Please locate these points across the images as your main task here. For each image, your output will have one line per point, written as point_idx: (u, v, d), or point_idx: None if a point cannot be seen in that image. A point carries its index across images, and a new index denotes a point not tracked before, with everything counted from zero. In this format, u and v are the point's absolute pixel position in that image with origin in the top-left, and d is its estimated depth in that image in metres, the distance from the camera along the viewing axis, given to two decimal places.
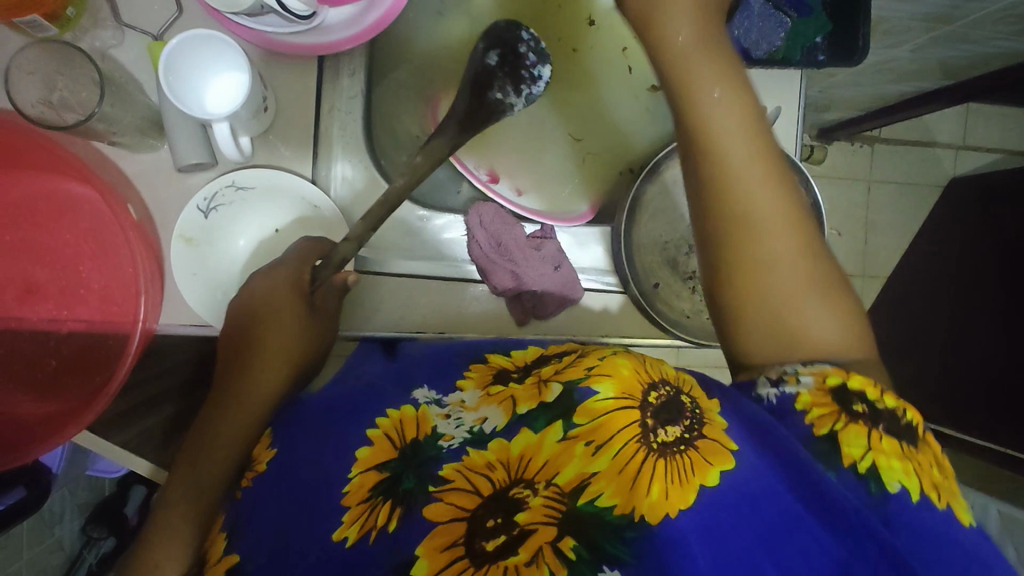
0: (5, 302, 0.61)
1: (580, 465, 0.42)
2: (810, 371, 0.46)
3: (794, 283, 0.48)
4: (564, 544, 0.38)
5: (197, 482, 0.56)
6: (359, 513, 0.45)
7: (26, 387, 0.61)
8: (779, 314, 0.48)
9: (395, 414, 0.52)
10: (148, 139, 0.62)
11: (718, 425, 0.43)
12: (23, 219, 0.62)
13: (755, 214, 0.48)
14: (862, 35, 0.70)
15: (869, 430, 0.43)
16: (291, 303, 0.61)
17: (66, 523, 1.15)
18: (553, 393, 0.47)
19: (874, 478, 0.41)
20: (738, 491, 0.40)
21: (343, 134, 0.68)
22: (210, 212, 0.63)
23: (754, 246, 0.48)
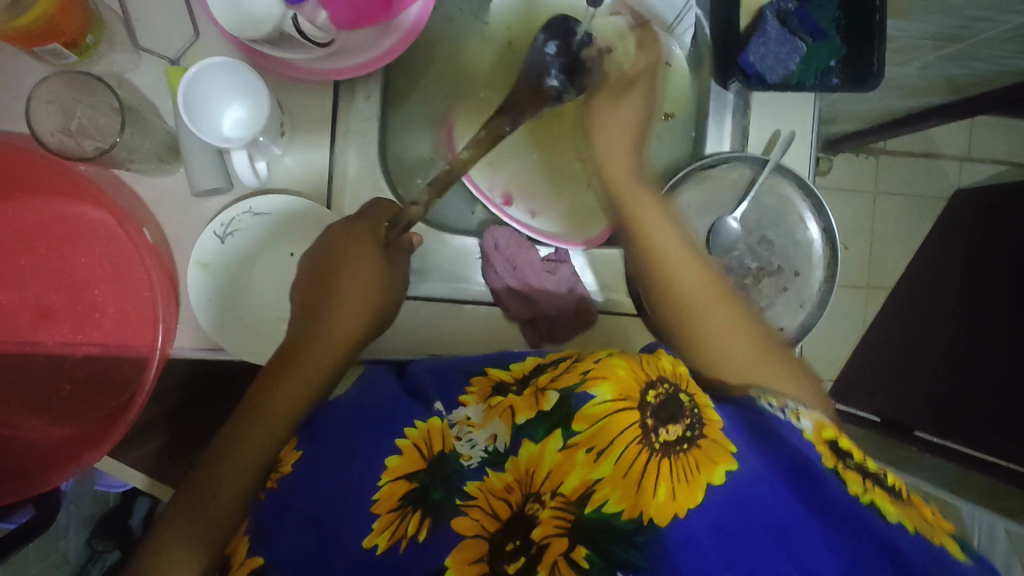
0: (20, 326, 0.61)
1: (583, 473, 0.42)
2: (809, 417, 0.51)
3: (748, 348, 0.57)
4: (577, 554, 0.40)
5: (235, 460, 0.54)
6: (389, 521, 0.46)
7: (41, 410, 0.62)
8: (748, 371, 0.56)
9: (424, 424, 0.51)
10: (164, 164, 0.62)
11: (715, 425, 0.46)
12: (40, 244, 0.62)
13: (697, 292, 0.60)
14: (877, 61, 0.69)
15: (863, 480, 0.45)
16: (366, 259, 0.61)
17: (71, 537, 1.15)
18: (551, 401, 0.46)
19: (876, 509, 0.43)
20: (744, 489, 0.42)
21: (360, 157, 0.67)
22: (227, 238, 0.62)
23: (705, 315, 0.59)
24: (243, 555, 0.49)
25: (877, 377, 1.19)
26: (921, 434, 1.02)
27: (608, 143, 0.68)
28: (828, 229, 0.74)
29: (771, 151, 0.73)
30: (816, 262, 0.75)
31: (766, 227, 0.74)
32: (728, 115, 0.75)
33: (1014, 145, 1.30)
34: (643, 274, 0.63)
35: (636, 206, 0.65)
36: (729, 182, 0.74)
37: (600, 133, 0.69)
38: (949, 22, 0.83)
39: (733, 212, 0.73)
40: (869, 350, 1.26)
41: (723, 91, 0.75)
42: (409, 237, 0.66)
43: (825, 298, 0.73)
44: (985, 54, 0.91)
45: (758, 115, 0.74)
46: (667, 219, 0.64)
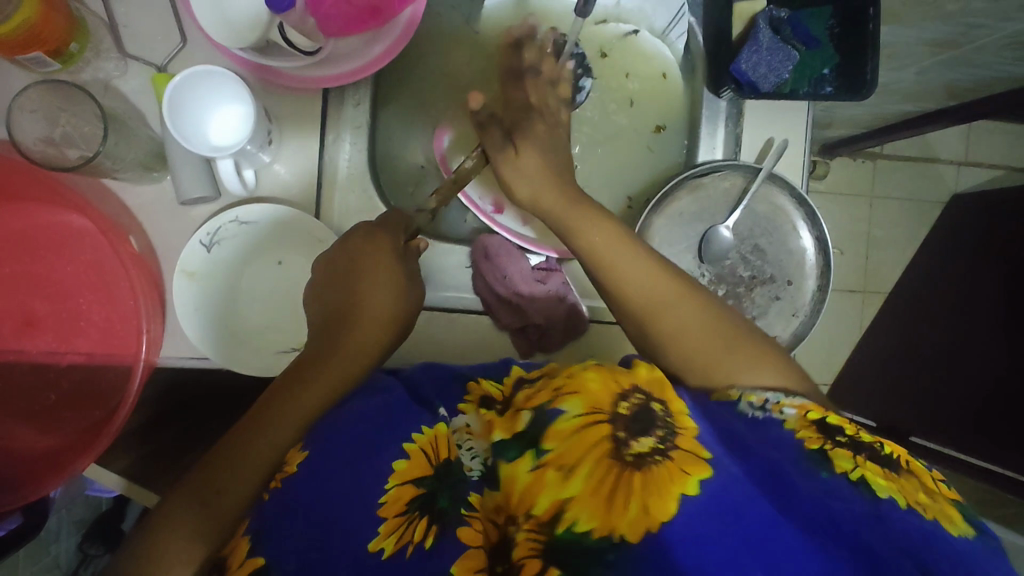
0: (6, 334, 0.61)
1: (553, 491, 0.42)
2: (792, 403, 0.47)
3: (708, 348, 0.52)
4: (549, 574, 0.39)
5: (242, 463, 0.49)
6: (397, 525, 0.44)
7: (26, 420, 0.61)
8: (708, 362, 0.51)
9: (431, 432, 0.50)
10: (151, 172, 0.61)
11: (690, 432, 0.44)
12: (26, 252, 0.61)
13: (643, 288, 0.56)
14: (871, 69, 0.68)
15: (856, 454, 0.43)
16: (386, 268, 0.61)
17: (63, 541, 1.14)
18: (524, 422, 0.47)
19: (866, 487, 0.40)
20: (716, 498, 0.40)
21: (350, 166, 0.67)
22: (213, 247, 0.61)
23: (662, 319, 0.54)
24: (242, 556, 0.44)
25: (872, 381, 1.19)
26: (916, 439, 1.02)
27: (528, 168, 0.63)
28: (820, 239, 0.73)
29: (766, 159, 0.72)
30: (809, 271, 0.74)
31: (758, 236, 0.74)
32: (721, 123, 0.74)
33: (1012, 149, 1.30)
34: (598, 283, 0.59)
35: (578, 226, 0.59)
36: (723, 190, 0.74)
37: (520, 176, 0.63)
38: (944, 29, 0.82)
39: (725, 221, 0.73)
40: (865, 355, 1.26)
41: (716, 99, 0.74)
42: (416, 242, 0.64)
43: (817, 308, 0.73)
44: (981, 60, 0.91)
45: (751, 124, 0.73)
46: (629, 249, 0.57)
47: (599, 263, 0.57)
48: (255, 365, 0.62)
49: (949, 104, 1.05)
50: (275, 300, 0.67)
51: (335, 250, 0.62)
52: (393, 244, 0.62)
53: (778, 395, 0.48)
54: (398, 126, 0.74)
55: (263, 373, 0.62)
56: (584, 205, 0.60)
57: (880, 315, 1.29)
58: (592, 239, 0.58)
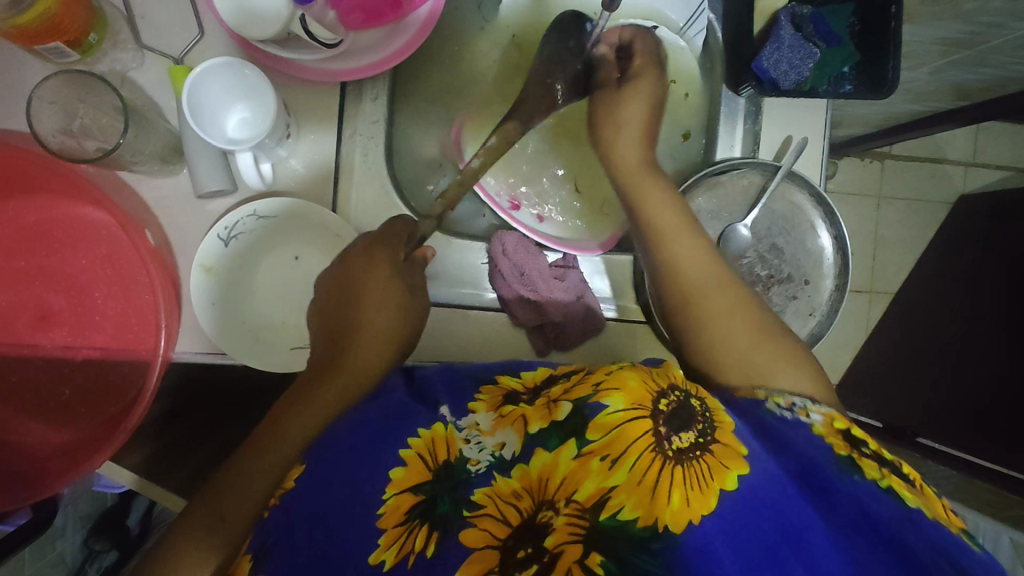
0: (19, 328, 0.60)
1: (597, 481, 0.41)
2: (818, 410, 0.47)
3: (753, 342, 0.52)
4: (592, 561, 0.37)
5: (245, 479, 0.51)
6: (397, 536, 0.42)
7: (38, 414, 0.61)
8: (743, 355, 0.52)
9: (428, 432, 0.48)
10: (167, 165, 0.61)
11: (727, 428, 0.44)
12: (40, 244, 0.61)
13: (699, 268, 0.56)
14: (891, 68, 0.67)
15: (879, 466, 0.43)
16: (388, 284, 0.59)
17: (68, 536, 1.14)
18: (564, 411, 0.45)
19: (896, 494, 0.40)
20: (755, 494, 0.40)
21: (365, 160, 0.65)
22: (231, 241, 0.61)
23: (709, 298, 0.55)
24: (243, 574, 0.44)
25: (879, 381, 1.18)
26: (924, 441, 1.01)
27: (627, 119, 0.66)
28: (839, 238, 0.73)
29: (783, 158, 0.72)
30: (825, 270, 0.73)
31: (776, 234, 0.74)
32: (739, 121, 0.74)
33: (1019, 150, 1.29)
34: (648, 259, 0.59)
35: (642, 192, 0.62)
36: (740, 188, 0.73)
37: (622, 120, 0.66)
38: (961, 28, 0.81)
39: (743, 219, 0.72)
40: (871, 355, 1.25)
41: (734, 97, 0.74)
42: (421, 251, 0.64)
43: (835, 307, 0.72)
44: (996, 61, 0.90)
45: (770, 121, 0.72)
46: (690, 232, 0.58)
47: (661, 240, 0.58)
48: (272, 362, 0.62)
49: (959, 104, 1.04)
50: (287, 294, 0.66)
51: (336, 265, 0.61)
52: (393, 257, 0.60)
53: (806, 401, 0.48)
54: (413, 122, 0.73)
55: (282, 370, 0.62)
56: (653, 179, 0.63)
57: (887, 316, 1.28)
58: (659, 211, 0.60)
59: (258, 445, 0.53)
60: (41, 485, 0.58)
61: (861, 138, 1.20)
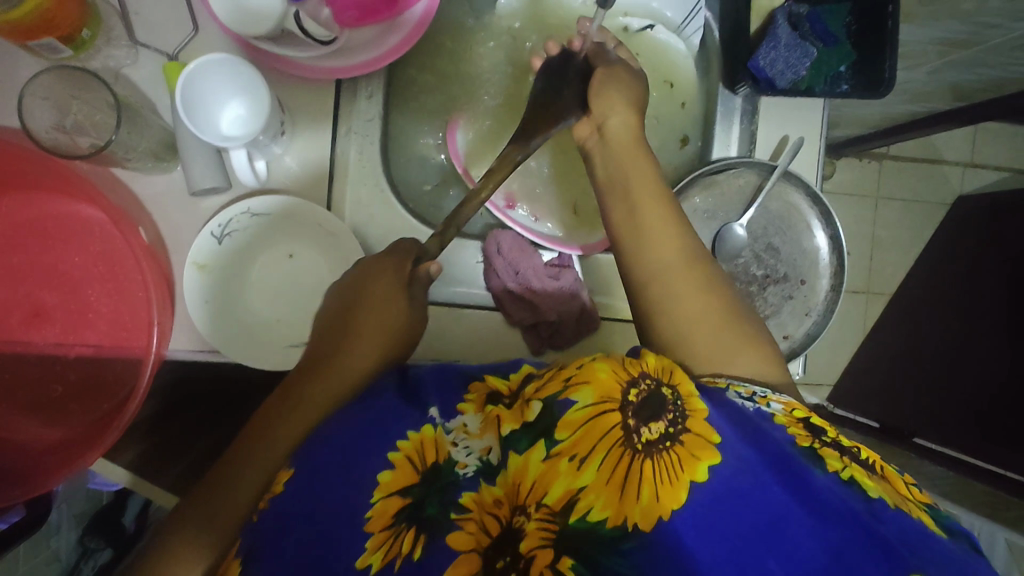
0: (12, 325, 0.60)
1: (567, 481, 0.41)
2: (779, 400, 0.48)
3: (706, 326, 0.54)
4: (562, 565, 0.37)
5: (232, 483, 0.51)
6: (383, 540, 0.42)
7: (32, 411, 0.61)
8: (700, 341, 0.53)
9: (416, 435, 0.48)
10: (161, 162, 0.60)
11: (700, 415, 0.43)
12: (33, 240, 0.61)
13: (666, 253, 0.57)
14: (888, 66, 0.68)
15: (839, 454, 0.43)
16: (390, 290, 0.59)
17: (63, 534, 1.13)
18: (534, 411, 0.45)
19: (857, 486, 0.40)
20: (726, 486, 0.39)
21: (361, 158, 0.65)
22: (225, 238, 0.61)
23: (667, 284, 0.56)
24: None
25: (875, 381, 1.18)
26: (920, 441, 1.00)
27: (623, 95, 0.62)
28: (835, 238, 0.73)
29: (779, 157, 0.72)
30: (821, 270, 0.74)
31: (772, 234, 0.74)
32: (736, 120, 0.74)
33: (1015, 151, 1.30)
34: (619, 228, 0.60)
35: (629, 162, 0.61)
36: (737, 188, 0.73)
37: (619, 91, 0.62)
38: (958, 28, 0.81)
39: (739, 219, 0.72)
40: (867, 355, 1.25)
41: (731, 96, 0.74)
42: (426, 266, 0.60)
43: (830, 307, 0.73)
44: (993, 62, 0.89)
45: (766, 121, 0.73)
46: (667, 208, 0.59)
47: (637, 211, 0.59)
48: (263, 360, 0.61)
49: (958, 105, 1.03)
50: (281, 292, 0.66)
51: (352, 275, 0.61)
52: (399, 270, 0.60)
53: (764, 390, 0.50)
54: (407, 120, 0.73)
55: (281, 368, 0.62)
56: (636, 155, 0.61)
57: (883, 316, 1.28)
58: (637, 182, 0.60)
59: (241, 445, 0.53)
60: (33, 483, 0.58)
61: (858, 138, 1.20)
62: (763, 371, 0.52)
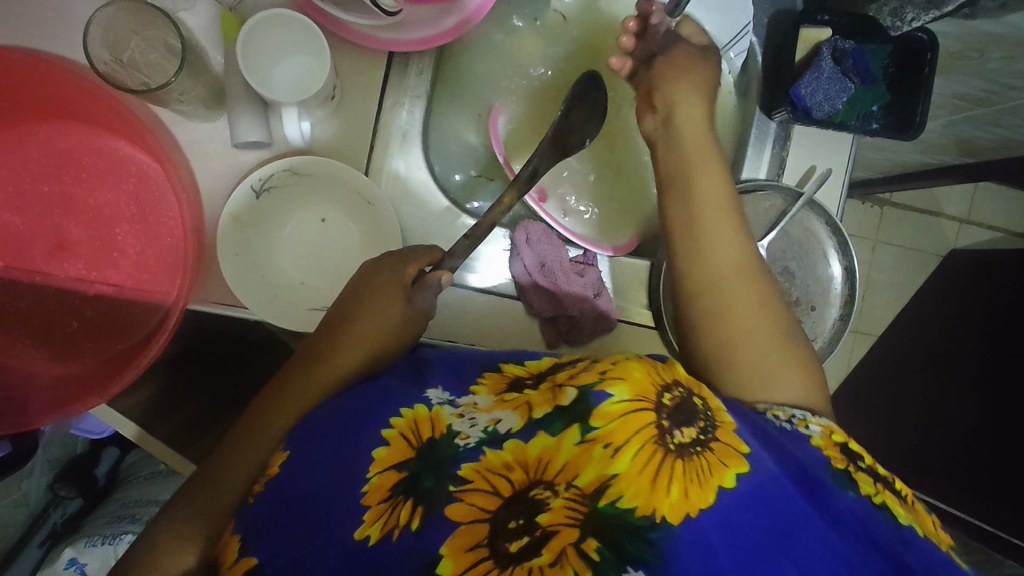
0: (34, 254, 0.59)
1: (599, 467, 0.39)
2: (818, 422, 0.49)
3: (759, 335, 0.52)
4: (587, 545, 0.36)
5: (226, 472, 0.51)
6: (381, 512, 0.42)
7: (42, 345, 0.60)
8: (752, 366, 0.52)
9: (409, 413, 0.48)
10: (207, 109, 0.60)
11: (728, 428, 0.43)
12: (67, 173, 0.60)
13: (727, 258, 0.54)
14: (920, 112, 0.70)
15: (875, 483, 0.44)
16: (388, 292, 0.57)
17: (34, 478, 1.11)
18: (569, 397, 0.43)
19: (888, 511, 0.41)
20: (756, 494, 0.39)
21: (404, 132, 0.65)
22: (263, 194, 0.61)
23: (730, 287, 0.54)
24: (231, 557, 0.44)
25: (857, 419, 1.21)
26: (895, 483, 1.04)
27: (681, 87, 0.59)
28: (849, 269, 0.75)
29: (805, 185, 0.74)
30: (833, 298, 0.75)
31: (790, 258, 0.76)
32: (768, 146, 0.76)
33: (1012, 214, 1.33)
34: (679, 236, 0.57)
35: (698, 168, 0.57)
36: (762, 210, 0.74)
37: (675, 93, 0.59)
38: (980, 85, 0.84)
39: (761, 239, 0.73)
40: (850, 392, 1.28)
41: (766, 121, 0.76)
42: (436, 274, 0.57)
43: (837, 335, 0.74)
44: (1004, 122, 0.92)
45: (797, 148, 0.75)
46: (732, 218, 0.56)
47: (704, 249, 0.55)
48: (288, 319, 0.61)
49: (965, 161, 1.06)
50: (313, 257, 0.66)
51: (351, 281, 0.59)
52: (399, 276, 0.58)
53: (803, 413, 0.50)
54: (446, 102, 0.73)
55: (298, 328, 0.61)
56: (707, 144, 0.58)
57: (868, 356, 1.31)
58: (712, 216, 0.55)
59: (239, 434, 0.53)
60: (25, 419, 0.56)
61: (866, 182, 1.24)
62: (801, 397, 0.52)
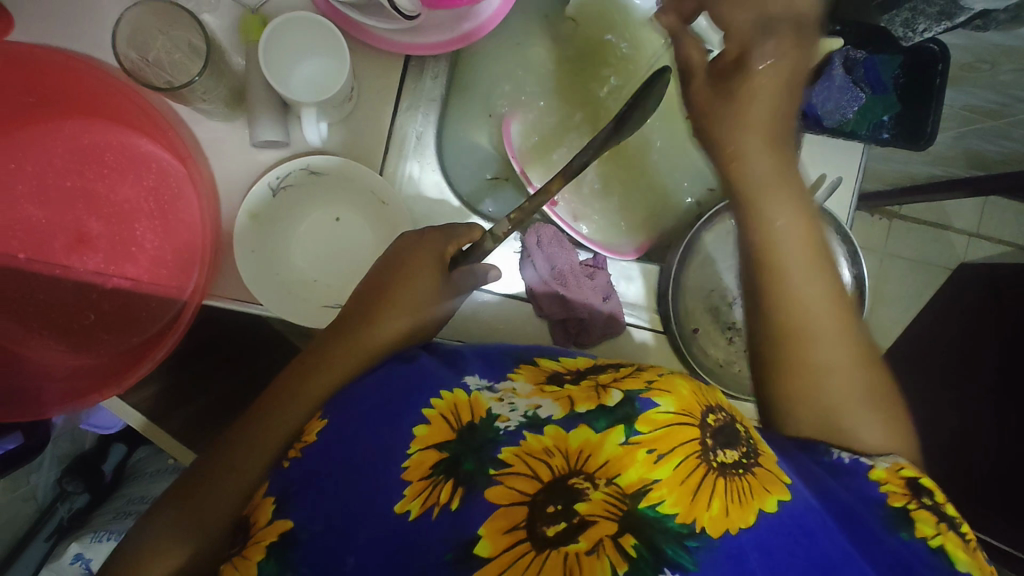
0: (54, 248, 0.61)
1: (642, 471, 0.40)
2: (887, 458, 0.43)
3: (849, 401, 0.46)
4: (625, 541, 0.36)
5: (261, 433, 0.51)
6: (422, 488, 0.42)
7: (61, 337, 0.61)
8: (831, 409, 0.46)
9: (449, 395, 0.47)
10: (228, 109, 0.61)
11: (770, 456, 0.43)
12: (90, 169, 0.61)
13: (812, 312, 0.47)
14: (931, 123, 0.71)
15: (941, 522, 0.39)
16: (429, 269, 0.58)
17: (43, 472, 1.13)
18: (614, 398, 0.44)
19: (944, 557, 0.37)
20: (796, 522, 0.38)
21: (418, 134, 0.66)
22: (279, 191, 0.62)
23: (813, 347, 0.47)
24: (266, 519, 0.43)
25: None
26: None
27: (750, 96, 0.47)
28: (858, 277, 0.75)
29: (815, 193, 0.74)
30: None
31: None
32: None
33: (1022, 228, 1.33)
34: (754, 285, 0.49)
35: (773, 205, 0.48)
36: None
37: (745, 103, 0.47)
38: (992, 97, 0.84)
39: None
40: None
41: None
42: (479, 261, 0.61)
43: None
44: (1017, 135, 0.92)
45: (808, 157, 0.74)
46: (814, 262, 0.48)
47: (776, 278, 0.48)
48: (301, 314, 0.62)
49: (974, 174, 1.04)
50: (326, 256, 0.67)
51: (386, 258, 0.60)
52: (442, 252, 0.59)
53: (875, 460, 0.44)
54: (461, 106, 0.74)
55: (309, 324, 0.62)
56: (779, 170, 0.48)
57: None
58: (788, 241, 0.48)
59: (275, 400, 0.53)
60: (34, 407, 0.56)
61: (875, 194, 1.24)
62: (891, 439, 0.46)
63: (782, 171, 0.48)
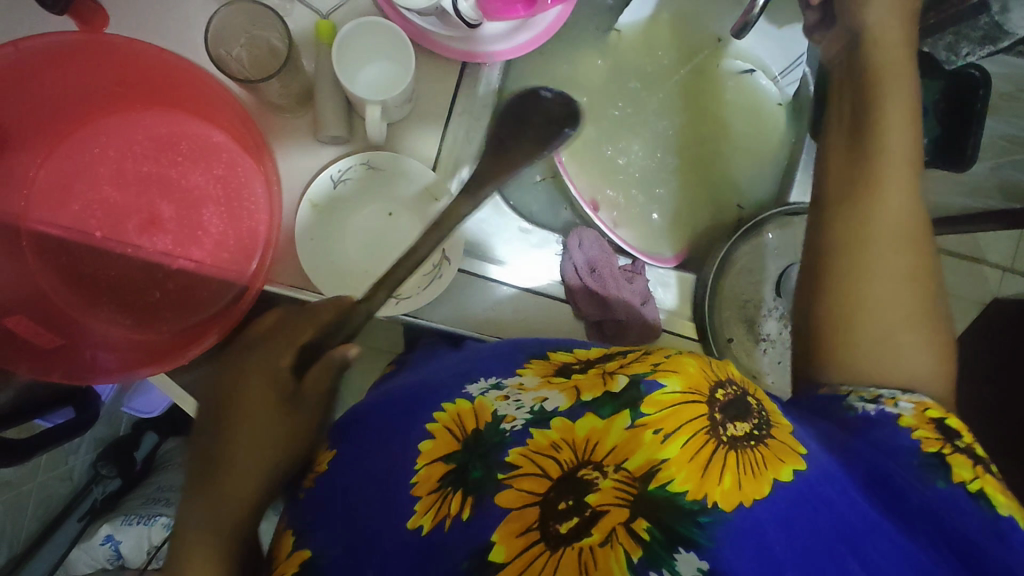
0: (127, 228, 0.65)
1: (649, 452, 0.39)
2: (909, 399, 0.47)
3: (901, 311, 0.50)
4: (637, 525, 0.36)
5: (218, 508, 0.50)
6: (432, 503, 0.41)
7: (126, 312, 0.65)
8: (886, 318, 0.49)
9: (452, 407, 0.47)
10: (297, 106, 0.65)
11: (784, 428, 0.43)
12: (165, 155, 0.66)
13: (897, 221, 0.51)
14: (971, 146, 0.72)
15: (977, 462, 0.43)
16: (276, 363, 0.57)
17: (80, 455, 1.12)
18: (619, 384, 0.43)
19: (985, 500, 0.41)
20: (811, 489, 0.39)
21: (470, 136, 0.70)
22: (339, 183, 0.66)
23: (880, 254, 0.51)
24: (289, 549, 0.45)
25: None
26: None
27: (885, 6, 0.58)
28: None
29: None
30: None
31: None
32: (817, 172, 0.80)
33: None
34: (843, 188, 0.53)
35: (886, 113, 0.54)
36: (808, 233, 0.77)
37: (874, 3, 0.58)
38: None
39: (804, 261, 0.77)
40: None
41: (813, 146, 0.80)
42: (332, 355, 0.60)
43: None
44: None
45: None
46: (906, 182, 0.52)
47: (867, 181, 0.52)
48: None
49: None
50: (373, 247, 0.70)
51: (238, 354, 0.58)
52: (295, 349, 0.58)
53: (892, 392, 0.48)
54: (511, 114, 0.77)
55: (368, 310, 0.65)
56: (896, 83, 0.55)
57: None
58: (891, 144, 0.53)
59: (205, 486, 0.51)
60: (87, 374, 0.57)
61: None
62: (934, 364, 0.49)
63: (901, 85, 0.55)
